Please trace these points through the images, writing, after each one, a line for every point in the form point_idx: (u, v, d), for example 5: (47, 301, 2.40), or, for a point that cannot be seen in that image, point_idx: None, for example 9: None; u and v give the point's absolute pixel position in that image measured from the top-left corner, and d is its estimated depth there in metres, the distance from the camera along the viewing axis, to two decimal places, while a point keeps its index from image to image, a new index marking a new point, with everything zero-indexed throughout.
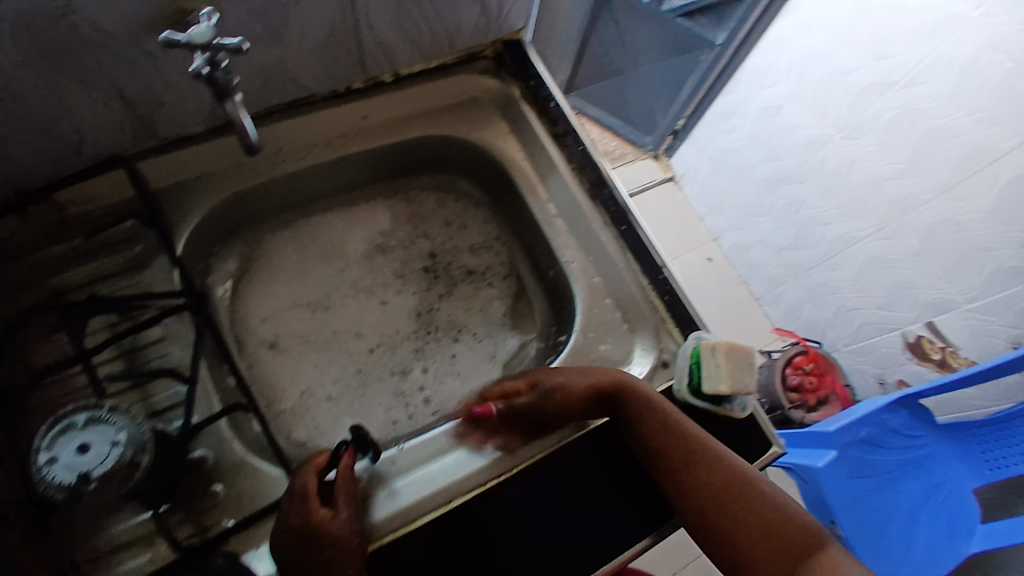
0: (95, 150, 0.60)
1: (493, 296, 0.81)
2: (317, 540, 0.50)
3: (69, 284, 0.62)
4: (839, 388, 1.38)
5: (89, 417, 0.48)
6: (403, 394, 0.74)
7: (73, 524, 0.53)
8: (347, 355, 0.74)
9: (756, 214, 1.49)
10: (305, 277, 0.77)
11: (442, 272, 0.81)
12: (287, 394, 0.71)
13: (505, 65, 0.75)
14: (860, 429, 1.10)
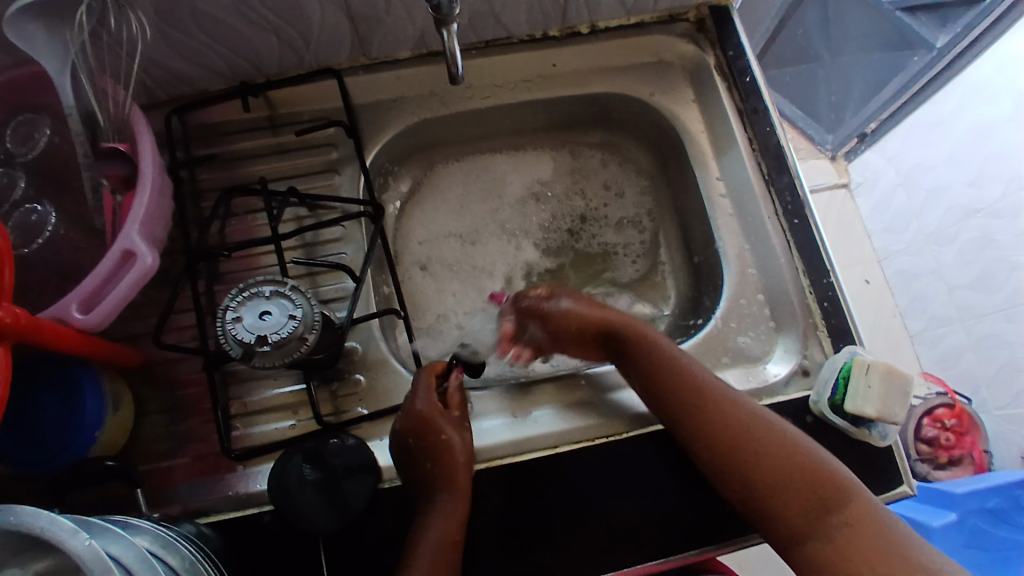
0: (316, 57, 0.67)
1: (623, 274, 0.80)
2: (436, 432, 0.58)
3: (270, 174, 0.69)
4: (979, 453, 1.24)
5: (275, 290, 0.55)
6: None
7: (241, 377, 0.62)
8: (481, 291, 0.78)
9: (936, 244, 1.33)
10: (463, 209, 0.80)
11: (584, 237, 0.81)
12: (424, 314, 0.76)
13: (707, 31, 0.71)
14: (988, 499, 1.00)
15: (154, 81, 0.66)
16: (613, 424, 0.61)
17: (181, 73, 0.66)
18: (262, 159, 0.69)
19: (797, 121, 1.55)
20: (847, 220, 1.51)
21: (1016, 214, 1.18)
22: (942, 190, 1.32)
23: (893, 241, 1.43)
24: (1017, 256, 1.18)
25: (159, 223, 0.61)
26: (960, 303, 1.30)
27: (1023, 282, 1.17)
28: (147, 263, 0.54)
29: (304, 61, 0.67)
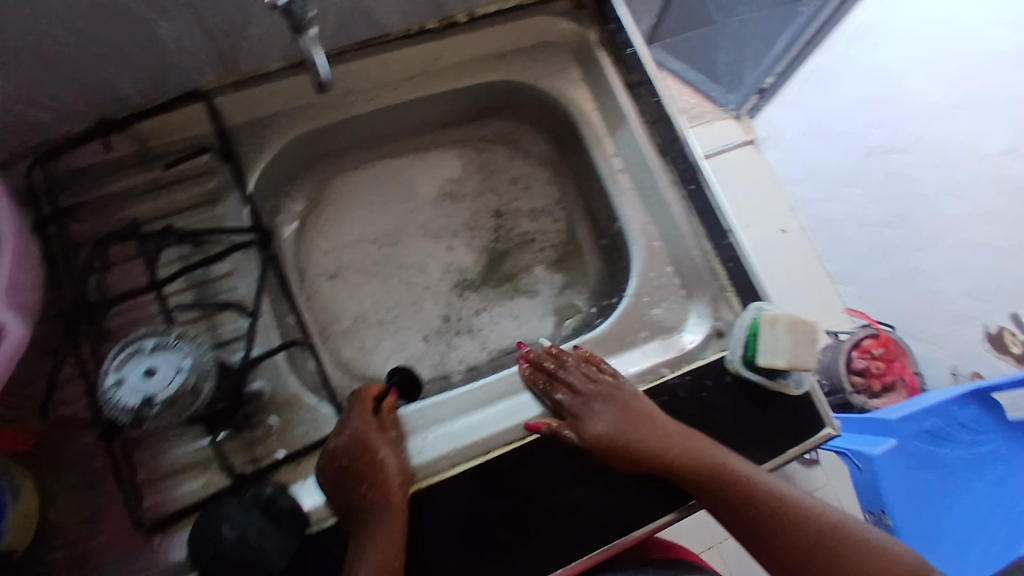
0: (180, 80, 0.61)
1: (540, 260, 0.78)
2: (362, 453, 0.54)
3: (145, 216, 0.63)
4: (909, 375, 1.28)
5: (157, 343, 0.51)
6: (446, 332, 0.74)
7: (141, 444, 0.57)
8: (408, 287, 0.75)
9: (848, 186, 1.38)
10: (375, 214, 0.77)
11: (502, 233, 0.79)
12: (341, 316, 0.72)
13: (586, 8, 0.70)
14: (923, 420, 1.02)
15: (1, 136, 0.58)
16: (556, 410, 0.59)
17: (33, 122, 0.58)
18: (140, 202, 0.63)
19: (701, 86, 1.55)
20: None
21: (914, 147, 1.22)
22: (852, 135, 1.36)
23: (806, 188, 1.50)
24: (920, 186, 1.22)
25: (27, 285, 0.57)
26: (874, 238, 1.36)
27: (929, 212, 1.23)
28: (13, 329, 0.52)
29: (167, 86, 0.61)
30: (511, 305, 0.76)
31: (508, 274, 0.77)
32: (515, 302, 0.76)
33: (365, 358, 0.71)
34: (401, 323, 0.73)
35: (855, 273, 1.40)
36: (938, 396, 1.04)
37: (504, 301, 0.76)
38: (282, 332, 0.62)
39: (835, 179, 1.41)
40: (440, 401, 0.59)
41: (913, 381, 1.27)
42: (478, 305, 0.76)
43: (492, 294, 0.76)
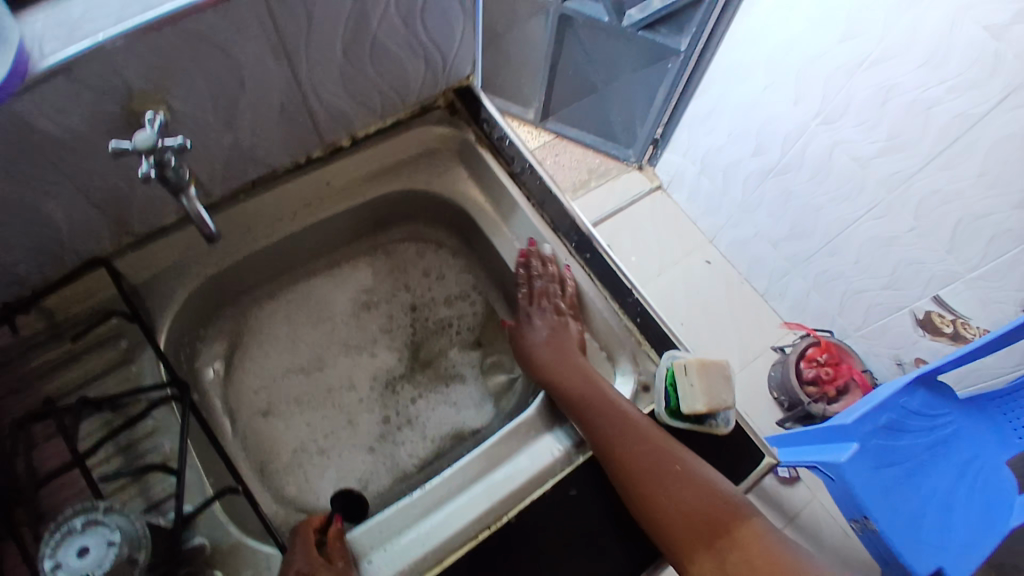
0: (78, 252, 0.62)
1: (456, 343, 0.82)
2: None
3: (58, 390, 0.62)
4: (858, 374, 1.39)
5: (86, 519, 0.49)
6: (388, 436, 0.76)
7: None
8: (339, 408, 0.77)
9: (751, 210, 1.48)
10: (295, 342, 0.79)
11: (419, 324, 0.83)
12: (281, 452, 0.73)
13: (459, 112, 0.76)
14: (879, 417, 1.04)
15: None
16: (506, 502, 0.58)
17: None
18: (54, 375, 0.62)
19: (601, 147, 1.77)
20: (671, 214, 1.70)
21: (798, 166, 1.30)
22: (737, 165, 1.46)
23: (717, 218, 1.60)
24: (813, 200, 1.31)
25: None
26: (788, 252, 1.46)
27: (830, 217, 1.30)
28: None
29: (64, 260, 0.62)
30: (448, 391, 0.80)
31: (430, 362, 0.82)
32: (451, 387, 0.80)
33: (308, 493, 0.71)
34: (341, 448, 0.74)
35: (784, 284, 1.52)
36: (888, 390, 1.06)
37: (438, 390, 0.80)
38: (214, 480, 0.61)
39: (739, 206, 1.52)
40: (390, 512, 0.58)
41: (863, 379, 1.38)
42: (402, 397, 0.79)
43: (421, 384, 0.80)
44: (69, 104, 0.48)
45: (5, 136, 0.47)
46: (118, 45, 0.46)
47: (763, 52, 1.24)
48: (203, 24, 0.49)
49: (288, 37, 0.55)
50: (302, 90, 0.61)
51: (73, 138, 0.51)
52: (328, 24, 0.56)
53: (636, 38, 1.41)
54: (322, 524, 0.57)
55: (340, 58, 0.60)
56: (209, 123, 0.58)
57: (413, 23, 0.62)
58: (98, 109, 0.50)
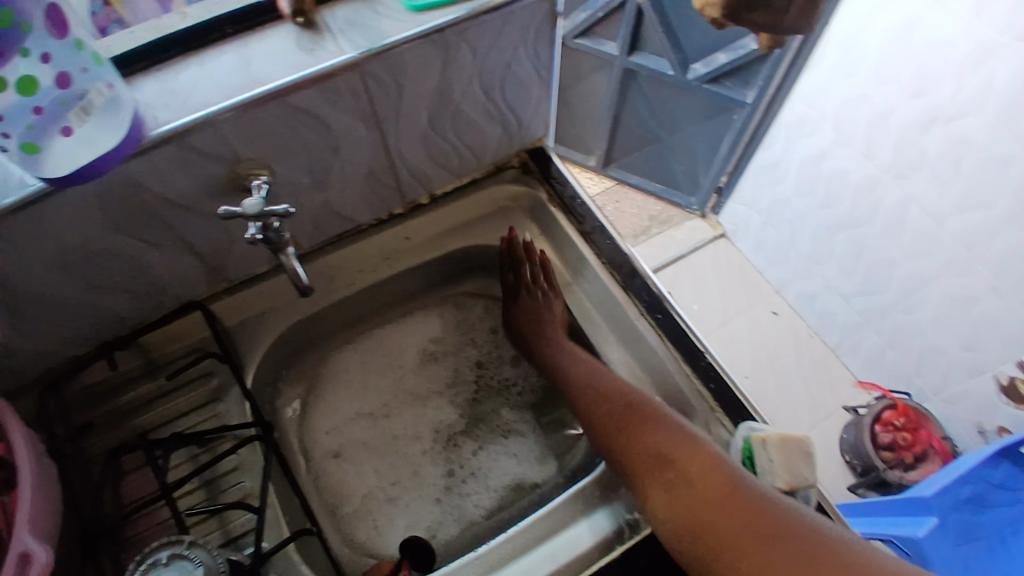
0: (178, 297, 0.68)
1: (516, 402, 0.82)
2: None
3: (148, 425, 0.67)
4: (937, 441, 1.32)
5: (172, 553, 0.52)
6: (452, 489, 0.77)
7: None
8: (404, 458, 0.78)
9: (819, 263, 1.47)
10: (366, 389, 0.81)
11: (483, 381, 0.83)
12: (350, 498, 0.75)
13: (532, 171, 0.79)
14: (960, 489, 1.00)
15: (13, 367, 0.63)
16: (572, 564, 0.59)
17: (40, 352, 0.64)
18: (147, 409, 0.68)
19: (661, 193, 1.79)
20: (737, 264, 1.69)
21: (872, 219, 1.28)
22: (802, 219, 1.46)
23: (781, 270, 1.59)
24: (888, 254, 1.28)
25: (53, 510, 0.57)
26: (860, 307, 1.41)
27: (902, 275, 1.27)
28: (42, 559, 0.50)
29: (165, 303, 0.68)
30: (509, 451, 0.79)
31: (490, 418, 0.81)
32: (510, 440, 0.79)
33: (377, 539, 0.73)
34: (409, 495, 0.76)
35: (857, 340, 1.46)
36: (972, 461, 1.02)
37: (500, 445, 0.79)
38: (289, 520, 0.64)
39: (808, 258, 1.49)
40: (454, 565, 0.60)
41: (943, 447, 1.31)
42: (465, 452, 0.79)
43: (483, 437, 0.80)
44: (174, 169, 0.53)
45: (122, 195, 0.53)
46: (226, 116, 0.51)
47: (832, 105, 1.27)
48: (304, 100, 0.54)
49: (379, 108, 0.59)
50: (389, 155, 0.66)
51: (185, 197, 0.56)
52: (414, 95, 0.60)
53: (699, 91, 1.43)
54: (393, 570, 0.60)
55: (424, 124, 0.65)
56: (304, 184, 0.63)
57: (491, 90, 0.66)
58: (210, 173, 0.55)
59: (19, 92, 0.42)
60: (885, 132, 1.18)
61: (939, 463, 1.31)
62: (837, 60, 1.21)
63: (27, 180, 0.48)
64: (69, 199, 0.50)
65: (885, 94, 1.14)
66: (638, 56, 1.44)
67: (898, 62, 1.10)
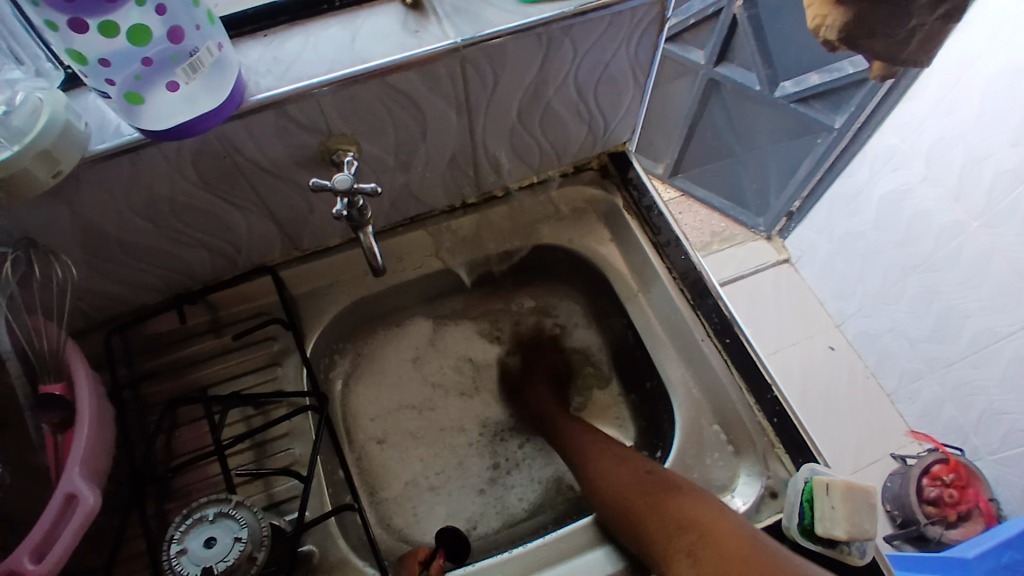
0: (251, 259, 0.69)
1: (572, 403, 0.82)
2: None
3: (206, 380, 0.68)
4: (984, 503, 1.24)
5: (219, 511, 0.53)
6: (496, 481, 0.77)
7: None
8: (449, 449, 0.78)
9: (887, 302, 1.39)
10: (412, 378, 0.81)
11: None
12: (392, 483, 0.75)
13: (611, 175, 0.78)
14: (1002, 555, 1.02)
15: (89, 306, 0.66)
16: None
17: (117, 295, 0.66)
18: (205, 364, 0.69)
19: (728, 211, 1.73)
20: (798, 291, 1.62)
21: (951, 265, 1.21)
22: (878, 252, 1.38)
23: (846, 305, 1.52)
24: (963, 303, 1.21)
25: (102, 453, 0.59)
26: (925, 354, 1.34)
27: (976, 325, 1.20)
28: (90, 503, 0.53)
29: (238, 264, 0.69)
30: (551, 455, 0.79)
31: None
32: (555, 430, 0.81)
33: (417, 526, 0.73)
34: (452, 483, 0.76)
35: (914, 388, 1.39)
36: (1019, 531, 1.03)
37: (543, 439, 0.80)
38: (331, 495, 0.64)
39: (875, 296, 1.42)
40: (479, 565, 0.59)
41: (990, 509, 1.23)
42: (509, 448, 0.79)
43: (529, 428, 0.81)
44: (270, 137, 0.54)
45: (215, 156, 0.54)
46: (325, 90, 0.52)
47: (924, 142, 1.19)
48: (402, 81, 0.54)
49: (472, 96, 0.59)
50: (472, 144, 0.66)
51: (274, 166, 0.57)
52: (508, 89, 0.60)
53: (785, 110, 1.38)
54: (426, 556, 0.58)
55: (513, 118, 0.64)
56: (388, 164, 0.63)
57: (584, 90, 0.64)
58: (301, 144, 0.56)
59: (131, 41, 0.43)
60: (976, 177, 1.11)
61: (983, 524, 1.23)
62: (932, 93, 1.14)
63: (124, 131, 0.50)
64: (163, 153, 0.51)
65: (982, 138, 1.07)
66: (725, 68, 1.40)
67: (1005, 102, 1.02)
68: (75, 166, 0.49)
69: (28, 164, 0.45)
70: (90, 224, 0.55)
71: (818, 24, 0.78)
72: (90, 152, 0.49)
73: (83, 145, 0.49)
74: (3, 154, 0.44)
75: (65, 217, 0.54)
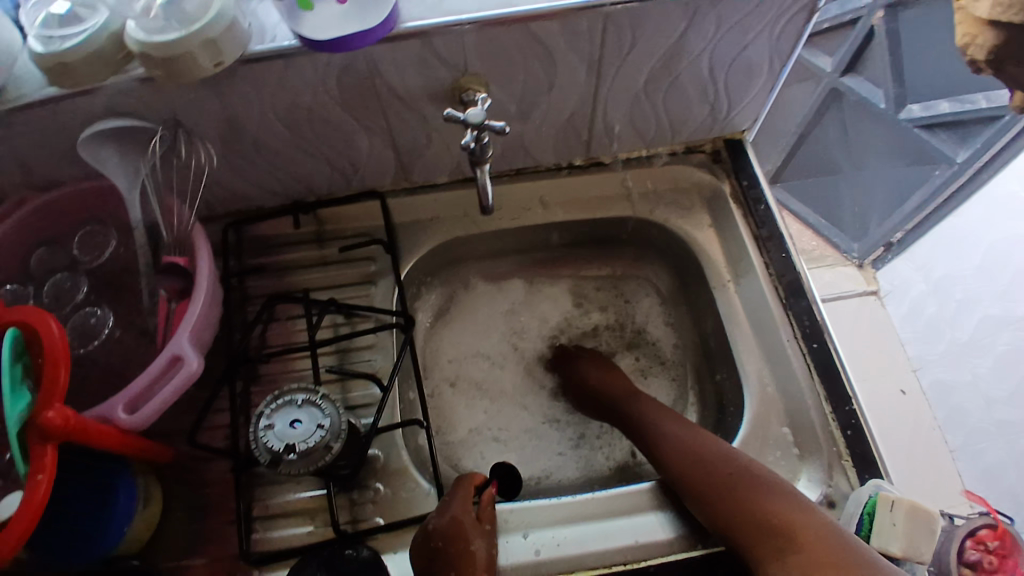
0: (363, 181, 0.74)
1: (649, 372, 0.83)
2: (452, 545, 0.55)
3: (308, 284, 0.73)
4: None
5: (306, 398, 0.58)
6: (578, 445, 0.79)
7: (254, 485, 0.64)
8: (532, 409, 0.82)
9: (973, 355, 1.29)
10: (488, 331, 0.84)
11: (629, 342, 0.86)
12: (458, 427, 0.78)
13: (722, 161, 0.78)
14: None
15: (214, 197, 0.72)
16: (647, 549, 0.61)
17: (241, 192, 0.72)
18: (306, 270, 0.74)
19: (822, 230, 1.64)
20: (877, 327, 1.52)
21: None
22: (973, 300, 1.29)
23: (927, 349, 1.43)
24: None
25: (208, 328, 0.64)
26: (998, 416, 1.24)
27: None
28: (192, 367, 0.57)
29: (352, 184, 0.74)
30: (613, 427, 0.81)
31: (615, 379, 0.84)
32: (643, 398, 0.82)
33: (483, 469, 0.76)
34: (518, 442, 0.78)
35: (979, 448, 1.29)
36: None
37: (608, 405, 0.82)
38: (401, 412, 0.69)
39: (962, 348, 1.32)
40: (518, 506, 0.63)
41: None
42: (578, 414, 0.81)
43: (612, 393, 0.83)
44: (412, 65, 0.57)
45: (357, 74, 0.57)
46: (467, 28, 0.54)
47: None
48: (544, 30, 0.55)
49: (606, 57, 0.60)
50: (592, 107, 0.67)
51: (407, 94, 0.60)
52: (643, 55, 0.60)
53: (906, 134, 1.30)
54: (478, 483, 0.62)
55: (639, 86, 0.65)
56: (509, 111, 0.65)
57: (716, 70, 0.64)
58: (437, 78, 0.59)
59: None
60: None
61: None
62: None
63: (280, 38, 0.54)
64: (313, 63, 0.55)
65: None
66: (851, 80, 1.33)
67: None
68: (233, 61, 0.53)
69: (193, 50, 0.50)
70: (234, 118, 0.60)
71: (965, 43, 0.71)
72: (247, 52, 0.53)
73: (243, 43, 0.52)
74: (172, 36, 0.50)
75: (214, 105, 0.58)
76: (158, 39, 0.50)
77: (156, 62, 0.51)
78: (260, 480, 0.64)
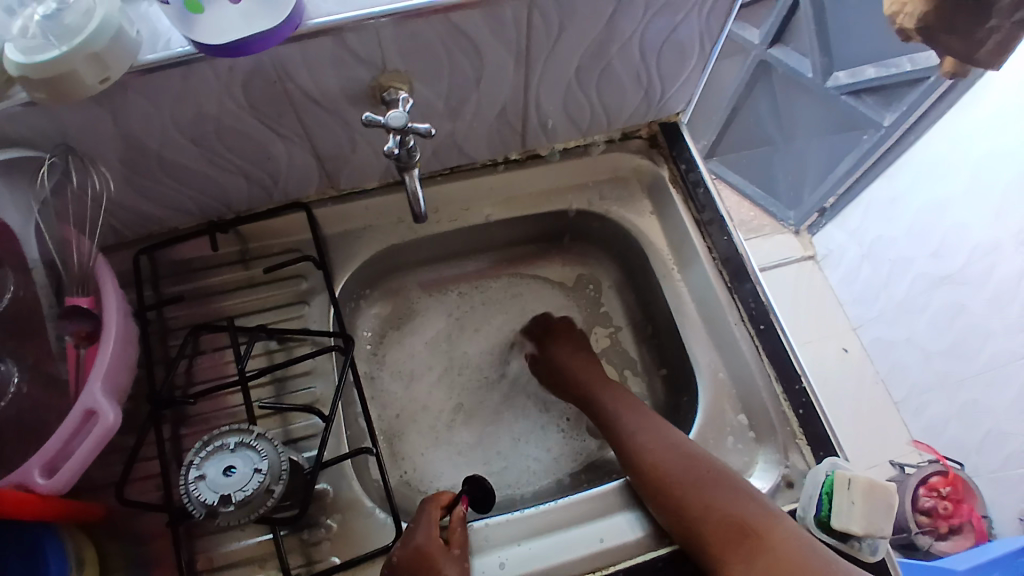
0: (286, 193, 0.68)
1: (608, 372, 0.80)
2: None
3: (234, 309, 0.68)
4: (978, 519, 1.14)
5: (239, 441, 0.53)
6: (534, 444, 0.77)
7: (194, 535, 0.59)
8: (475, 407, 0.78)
9: (911, 311, 1.34)
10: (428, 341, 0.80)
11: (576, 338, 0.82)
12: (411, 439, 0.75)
13: (659, 146, 0.76)
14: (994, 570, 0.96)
15: (120, 223, 0.65)
16: (617, 551, 0.59)
17: (150, 215, 0.65)
18: (229, 295, 0.68)
19: (759, 201, 1.65)
20: (817, 290, 1.56)
21: (982, 281, 1.17)
22: (906, 261, 1.33)
23: (866, 309, 1.46)
24: (988, 321, 1.16)
25: (124, 370, 0.58)
26: (937, 368, 1.29)
27: (995, 347, 1.15)
28: (108, 421, 0.51)
29: (274, 197, 0.68)
30: None
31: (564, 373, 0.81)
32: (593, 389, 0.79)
33: (443, 482, 0.73)
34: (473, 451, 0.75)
35: (922, 400, 1.34)
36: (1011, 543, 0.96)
37: None
38: (348, 438, 0.65)
39: (899, 305, 1.37)
40: (494, 523, 0.60)
41: (983, 527, 1.13)
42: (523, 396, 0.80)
43: None
44: (327, 66, 0.52)
45: (264, 78, 0.52)
46: (383, 22, 0.49)
47: (972, 154, 1.14)
48: (466, 20, 0.51)
49: (533, 46, 0.56)
50: (524, 99, 0.64)
51: (323, 98, 0.55)
52: (572, 42, 0.57)
53: (834, 102, 1.31)
54: (449, 503, 0.58)
55: (571, 72, 0.61)
56: (437, 109, 0.61)
57: (648, 55, 0.62)
58: (352, 81, 0.54)
59: None
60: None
61: (973, 540, 1.13)
62: (993, 95, 1.09)
63: (175, 45, 0.48)
64: (214, 70, 0.50)
65: None
66: (778, 51, 1.34)
67: None
68: (124, 74, 0.47)
69: (79, 65, 0.44)
70: (130, 137, 0.54)
71: (896, 12, 0.70)
72: (139, 62, 0.47)
73: (134, 53, 0.47)
74: (52, 54, 0.43)
75: (106, 124, 0.52)
76: (38, 58, 0.43)
77: (37, 83, 0.44)
78: (199, 529, 0.59)
